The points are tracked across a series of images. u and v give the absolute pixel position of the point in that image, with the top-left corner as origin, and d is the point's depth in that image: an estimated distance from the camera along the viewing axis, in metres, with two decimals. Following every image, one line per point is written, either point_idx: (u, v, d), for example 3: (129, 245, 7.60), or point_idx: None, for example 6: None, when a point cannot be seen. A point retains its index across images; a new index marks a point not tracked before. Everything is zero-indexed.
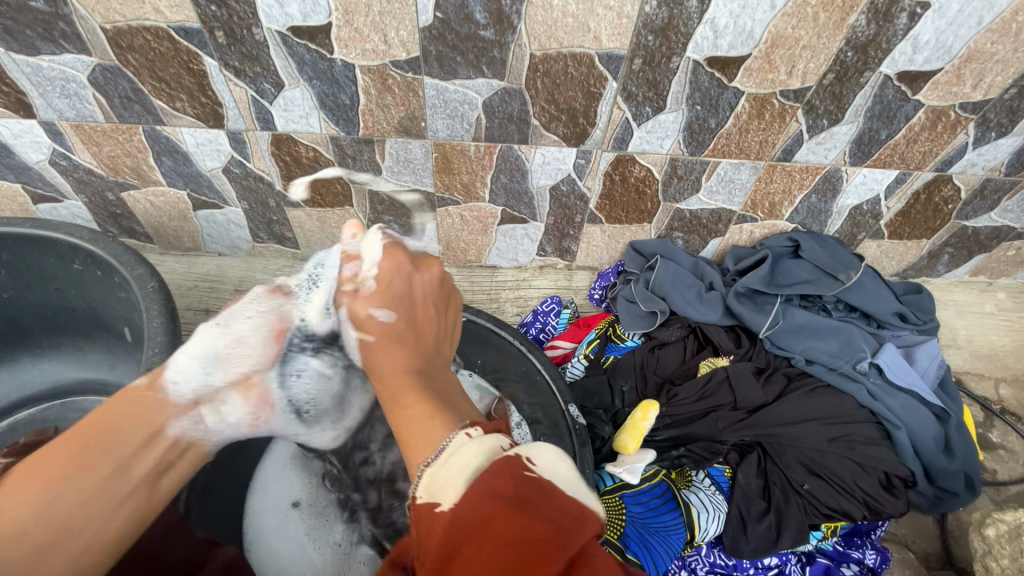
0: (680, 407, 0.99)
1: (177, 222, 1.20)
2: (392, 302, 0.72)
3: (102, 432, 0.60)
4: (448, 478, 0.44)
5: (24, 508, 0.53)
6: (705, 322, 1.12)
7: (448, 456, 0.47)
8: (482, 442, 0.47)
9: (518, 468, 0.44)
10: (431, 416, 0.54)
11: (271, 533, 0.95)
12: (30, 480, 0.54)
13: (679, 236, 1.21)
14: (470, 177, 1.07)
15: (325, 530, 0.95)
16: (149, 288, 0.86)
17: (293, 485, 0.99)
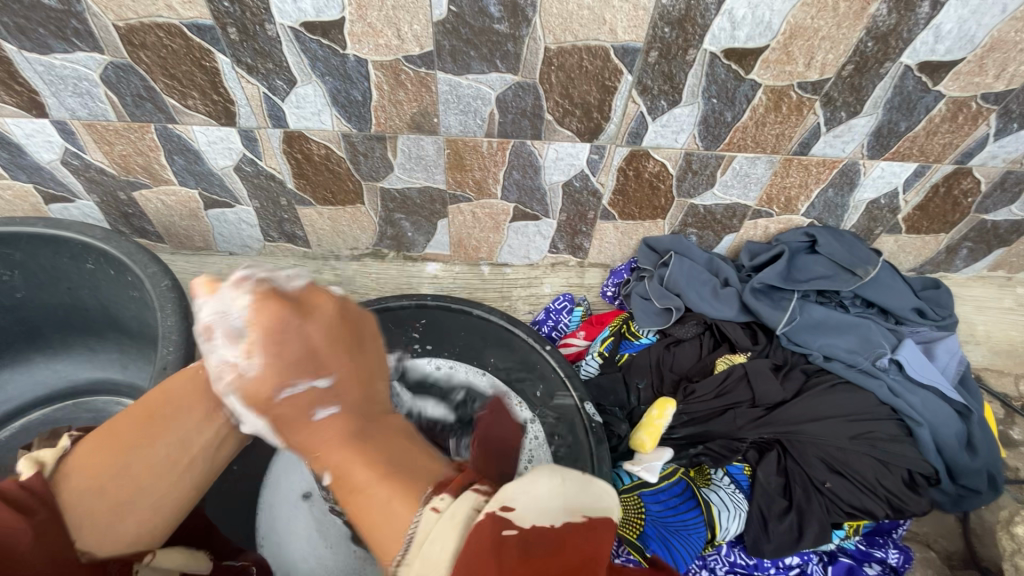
0: (698, 404, 0.98)
1: (188, 222, 1.20)
2: (317, 370, 0.64)
3: (167, 405, 0.67)
4: (433, 564, 0.46)
5: (98, 476, 0.60)
6: (720, 319, 1.11)
7: (420, 542, 0.49)
8: (453, 518, 0.49)
9: (501, 530, 0.46)
10: (397, 489, 0.57)
11: (284, 525, 0.95)
12: (94, 451, 0.62)
13: (693, 232, 1.19)
14: (483, 173, 1.06)
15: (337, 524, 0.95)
16: (163, 287, 0.86)
17: (306, 478, 0.98)
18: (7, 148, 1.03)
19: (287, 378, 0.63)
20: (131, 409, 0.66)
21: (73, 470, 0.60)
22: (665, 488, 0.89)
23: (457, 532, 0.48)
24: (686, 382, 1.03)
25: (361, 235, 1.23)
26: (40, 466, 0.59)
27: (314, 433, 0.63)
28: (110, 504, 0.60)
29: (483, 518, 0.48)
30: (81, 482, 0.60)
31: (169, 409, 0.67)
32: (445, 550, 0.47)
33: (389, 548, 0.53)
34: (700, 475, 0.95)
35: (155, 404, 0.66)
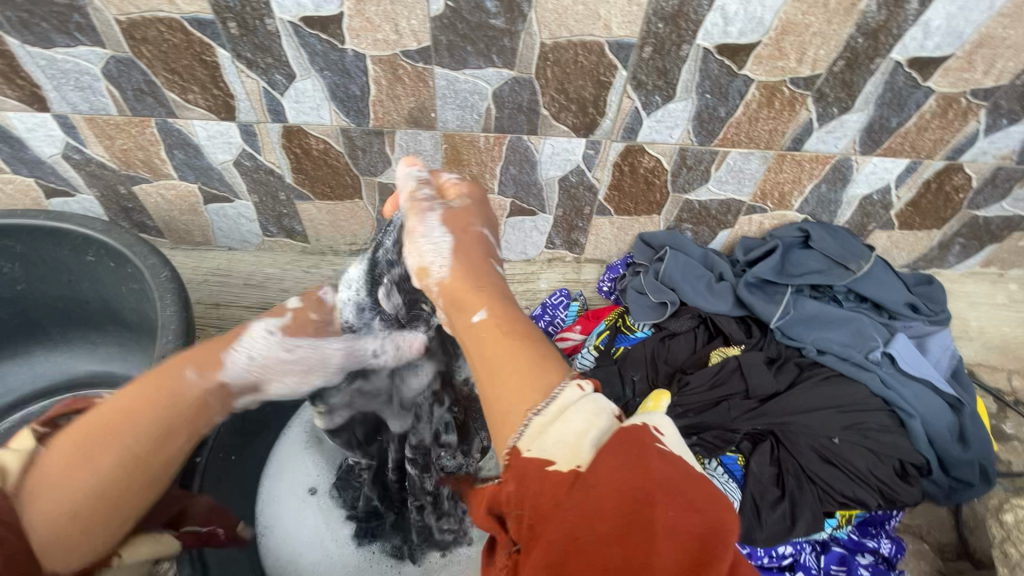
0: (692, 396, 0.99)
1: (187, 216, 1.21)
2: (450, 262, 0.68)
3: (134, 413, 0.61)
4: (569, 437, 0.48)
5: (71, 481, 0.57)
6: (715, 312, 1.12)
7: (562, 409, 0.50)
8: (596, 401, 0.51)
9: (653, 442, 0.47)
10: (520, 374, 0.56)
11: (289, 518, 0.94)
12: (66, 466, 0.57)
13: (688, 228, 1.21)
14: (480, 168, 1.07)
15: (341, 518, 0.96)
16: (163, 278, 0.87)
17: (309, 472, 0.98)
18: (9, 142, 1.04)
19: (484, 224, 0.73)
20: (114, 409, 0.60)
21: (52, 472, 0.58)
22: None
23: (597, 424, 0.49)
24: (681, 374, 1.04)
25: (359, 230, 1.24)
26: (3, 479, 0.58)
27: (483, 289, 0.66)
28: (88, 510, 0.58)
29: (633, 425, 0.49)
30: (56, 488, 0.57)
31: (148, 418, 0.61)
32: (593, 429, 0.48)
33: (510, 426, 0.52)
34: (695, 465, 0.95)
35: (137, 406, 0.61)
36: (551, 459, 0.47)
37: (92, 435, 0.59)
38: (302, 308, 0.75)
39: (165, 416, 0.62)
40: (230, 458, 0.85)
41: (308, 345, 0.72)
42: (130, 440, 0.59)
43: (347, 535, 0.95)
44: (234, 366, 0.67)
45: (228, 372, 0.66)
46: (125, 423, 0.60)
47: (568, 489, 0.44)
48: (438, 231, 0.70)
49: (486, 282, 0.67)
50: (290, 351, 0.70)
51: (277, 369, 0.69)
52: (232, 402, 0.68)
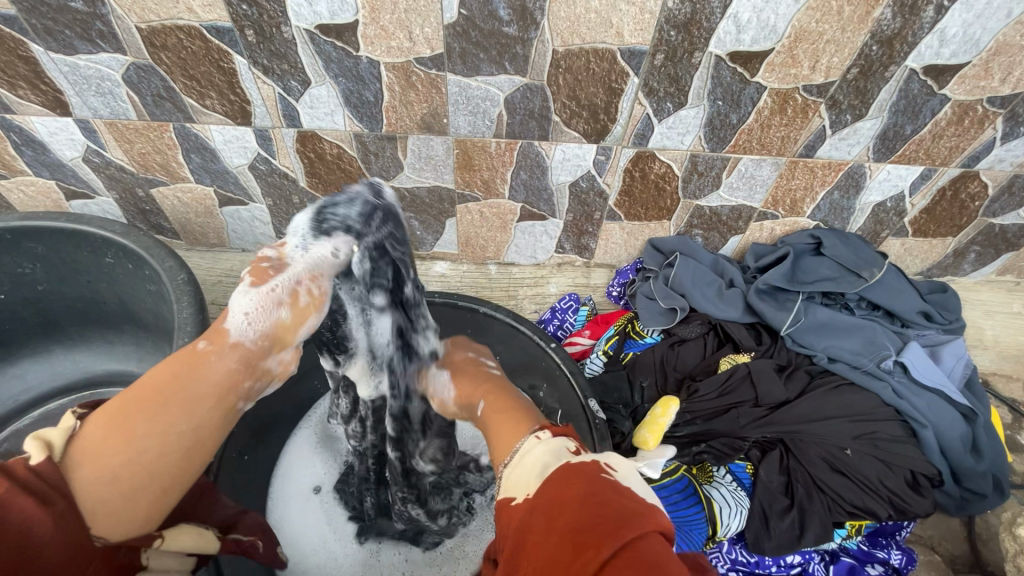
0: (701, 403, 0.98)
1: (203, 219, 1.22)
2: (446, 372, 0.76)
3: (170, 388, 0.56)
4: (522, 478, 0.51)
5: (111, 455, 0.52)
6: (725, 319, 1.11)
7: (521, 457, 0.54)
8: (553, 443, 0.53)
9: (597, 472, 0.47)
10: (506, 430, 0.61)
11: (297, 516, 0.97)
12: (109, 438, 0.52)
13: (699, 234, 1.21)
14: (491, 174, 1.08)
15: (346, 516, 0.98)
16: (179, 280, 0.88)
17: (316, 472, 1.01)
18: (32, 146, 1.06)
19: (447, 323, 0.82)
20: (145, 387, 0.55)
21: (90, 449, 0.52)
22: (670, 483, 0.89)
23: (551, 458, 0.51)
24: (690, 380, 1.04)
25: None
26: (51, 448, 0.51)
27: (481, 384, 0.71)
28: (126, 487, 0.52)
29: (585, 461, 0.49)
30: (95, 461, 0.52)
31: (179, 396, 0.55)
32: (543, 461, 0.51)
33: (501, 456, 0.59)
34: (703, 472, 0.95)
35: (164, 382, 0.56)
36: (512, 495, 0.51)
37: (130, 413, 0.54)
38: (257, 261, 0.61)
39: (197, 389, 0.56)
40: (243, 456, 0.88)
41: (285, 282, 0.60)
42: (175, 413, 0.55)
43: (352, 532, 0.97)
44: (238, 327, 0.59)
45: (236, 332, 0.59)
46: (166, 400, 0.55)
47: (518, 510, 0.48)
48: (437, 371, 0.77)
49: (484, 381, 0.72)
50: (284, 308, 0.60)
51: (282, 326, 0.60)
52: (257, 361, 0.61)
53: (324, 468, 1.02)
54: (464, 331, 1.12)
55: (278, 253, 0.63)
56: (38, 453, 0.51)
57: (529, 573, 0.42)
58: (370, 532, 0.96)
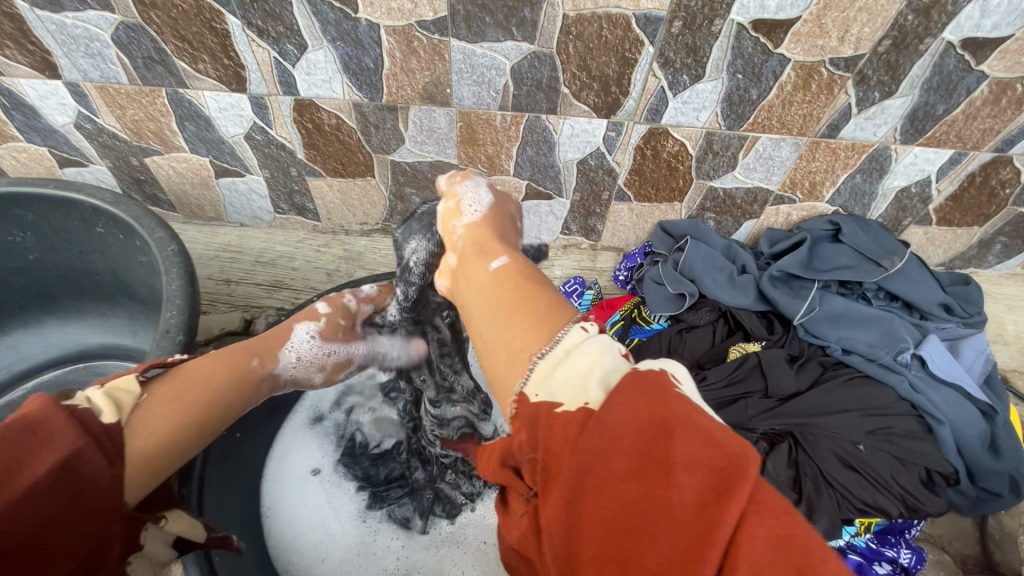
0: (709, 391, 0.93)
1: (199, 191, 1.19)
2: (475, 214, 0.65)
3: (212, 382, 0.66)
4: (575, 380, 0.43)
5: (174, 419, 0.60)
6: (736, 306, 1.06)
7: (568, 351, 0.46)
8: (601, 339, 0.47)
9: (671, 386, 0.40)
10: (528, 319, 0.51)
11: (296, 499, 0.95)
12: (167, 415, 0.59)
13: (711, 217, 1.16)
14: (495, 149, 1.04)
15: (350, 496, 0.97)
16: (169, 252, 0.85)
17: (315, 455, 0.99)
18: (23, 110, 1.03)
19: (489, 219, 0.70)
20: (197, 379, 0.65)
21: (154, 413, 0.59)
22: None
23: (605, 361, 0.44)
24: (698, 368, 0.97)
25: (371, 209, 1.22)
26: (120, 410, 0.56)
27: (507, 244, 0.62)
28: (159, 469, 0.58)
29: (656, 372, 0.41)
30: (157, 424, 0.58)
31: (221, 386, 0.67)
32: (599, 366, 0.43)
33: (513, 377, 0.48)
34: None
35: (215, 377, 0.67)
36: (558, 402, 0.42)
37: (175, 394, 0.61)
38: (331, 312, 0.79)
39: (231, 401, 0.67)
40: (236, 435, 0.86)
41: (343, 348, 0.79)
42: (207, 398, 0.64)
43: (360, 510, 0.96)
44: (286, 361, 0.75)
45: (281, 364, 0.75)
46: (207, 391, 0.65)
47: (577, 428, 0.40)
48: (478, 194, 0.67)
49: (506, 240, 0.63)
50: (326, 368, 0.79)
51: (309, 380, 0.79)
52: (274, 391, 0.76)
53: (322, 451, 1.00)
54: None
55: (357, 308, 0.82)
56: (111, 413, 0.55)
57: (610, 518, 0.36)
58: (378, 505, 0.96)
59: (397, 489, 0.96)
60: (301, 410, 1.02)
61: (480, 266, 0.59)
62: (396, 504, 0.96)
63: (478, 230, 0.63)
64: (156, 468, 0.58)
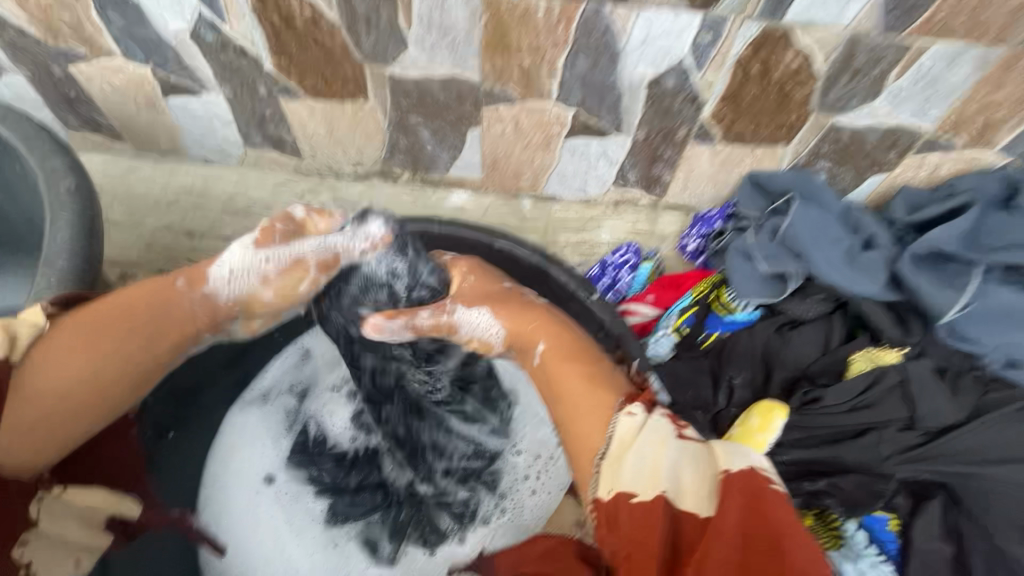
0: (822, 418, 0.66)
1: (147, 114, 0.92)
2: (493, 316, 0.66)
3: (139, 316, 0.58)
4: (643, 476, 0.49)
5: (82, 355, 0.54)
6: (857, 295, 0.76)
7: (625, 447, 0.51)
8: (653, 429, 0.51)
9: (756, 480, 0.47)
10: (581, 396, 0.57)
11: (239, 513, 0.75)
12: (69, 351, 0.54)
13: (825, 166, 0.85)
14: (534, 60, 0.73)
15: (310, 509, 0.76)
16: (63, 192, 0.60)
17: (266, 457, 0.78)
18: None
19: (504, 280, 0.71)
20: (107, 312, 0.57)
21: (60, 346, 0.54)
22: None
23: (665, 454, 0.50)
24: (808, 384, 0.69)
25: (366, 145, 0.93)
26: (14, 343, 0.51)
27: (539, 321, 0.65)
28: (66, 407, 0.54)
29: (740, 471, 0.48)
30: (59, 363, 0.53)
31: (149, 323, 0.59)
32: (664, 462, 0.49)
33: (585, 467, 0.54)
34: (826, 526, 0.65)
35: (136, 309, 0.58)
36: (632, 491, 0.48)
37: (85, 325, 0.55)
38: (269, 220, 0.67)
39: (156, 329, 0.59)
40: (167, 434, 0.70)
41: (283, 253, 0.66)
42: (128, 338, 0.57)
43: (320, 527, 0.76)
44: (220, 280, 0.64)
45: (214, 284, 0.64)
46: (120, 321, 0.57)
47: (655, 515, 0.47)
48: (471, 314, 0.66)
49: (534, 316, 0.65)
50: (271, 280, 0.66)
51: (256, 296, 0.66)
52: (218, 321, 0.65)
53: (278, 452, 0.79)
54: None
55: (306, 219, 0.69)
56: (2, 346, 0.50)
57: None
58: (343, 522, 0.76)
59: (365, 499, 0.75)
60: (253, 393, 0.81)
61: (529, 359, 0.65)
62: (365, 520, 0.76)
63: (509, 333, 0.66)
64: (58, 411, 0.53)
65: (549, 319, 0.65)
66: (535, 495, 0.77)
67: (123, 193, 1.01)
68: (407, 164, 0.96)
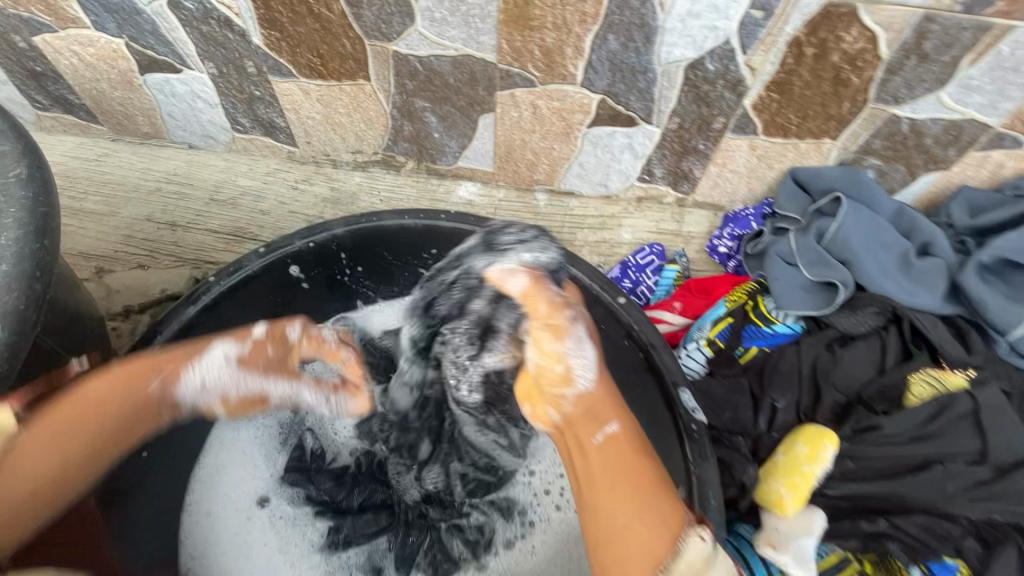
0: (881, 450, 0.59)
1: (123, 93, 0.83)
2: (591, 363, 0.51)
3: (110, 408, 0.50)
4: None
5: (54, 455, 0.47)
6: (918, 309, 0.70)
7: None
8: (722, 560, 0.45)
9: None
10: (639, 505, 0.47)
11: (228, 542, 0.68)
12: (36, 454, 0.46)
13: (875, 163, 0.76)
14: (557, 37, 0.64)
15: (307, 532, 0.69)
16: (11, 180, 0.52)
17: (256, 477, 0.71)
18: None
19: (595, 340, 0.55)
20: (82, 404, 0.49)
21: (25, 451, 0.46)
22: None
23: None
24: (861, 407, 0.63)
25: (366, 131, 0.85)
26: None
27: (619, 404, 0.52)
28: (22, 510, 0.46)
29: None
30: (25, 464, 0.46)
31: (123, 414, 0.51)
32: None
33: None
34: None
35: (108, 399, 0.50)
36: None
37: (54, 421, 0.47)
38: (262, 339, 0.56)
39: (129, 422, 0.51)
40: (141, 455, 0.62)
41: (256, 385, 0.56)
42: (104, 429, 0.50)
43: (318, 553, 0.68)
44: (190, 390, 0.54)
45: (187, 389, 0.54)
46: (93, 414, 0.49)
47: None
48: (588, 345, 0.52)
49: (611, 398, 0.53)
50: (229, 401, 0.56)
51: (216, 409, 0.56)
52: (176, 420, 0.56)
53: (270, 470, 0.71)
54: None
55: (298, 344, 0.58)
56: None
57: None
58: (345, 547, 0.68)
59: (370, 521, 0.68)
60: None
61: (585, 432, 0.50)
62: (371, 544, 0.68)
63: (594, 391, 0.52)
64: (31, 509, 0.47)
65: (614, 404, 0.53)
66: (555, 520, 0.69)
67: (99, 179, 0.91)
68: (412, 153, 0.88)
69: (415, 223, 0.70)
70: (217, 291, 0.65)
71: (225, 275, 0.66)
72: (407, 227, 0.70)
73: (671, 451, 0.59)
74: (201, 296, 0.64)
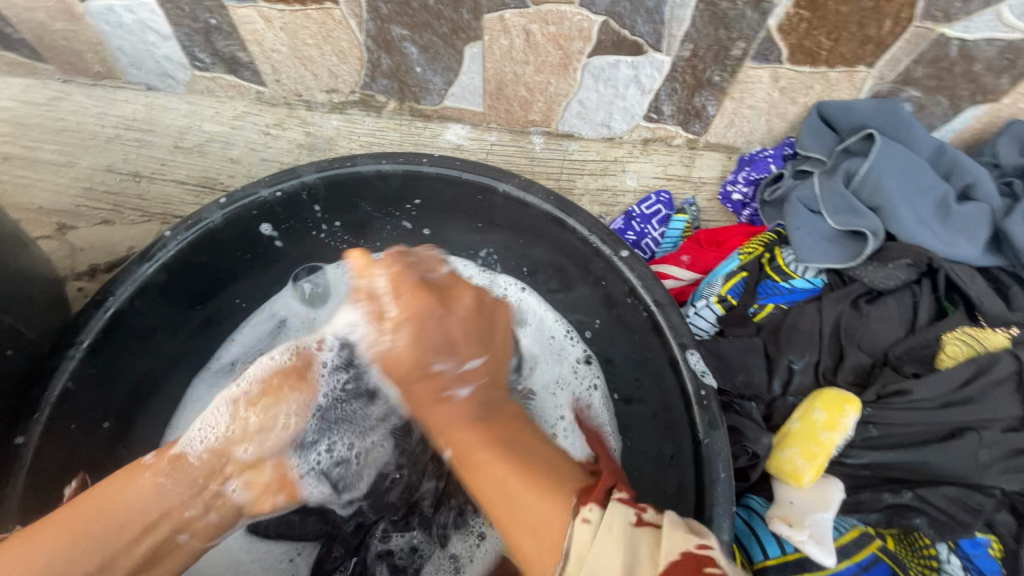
0: (903, 415, 0.57)
1: (64, 24, 0.74)
2: (461, 352, 0.52)
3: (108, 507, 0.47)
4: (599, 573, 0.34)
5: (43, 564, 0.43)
6: (952, 260, 0.64)
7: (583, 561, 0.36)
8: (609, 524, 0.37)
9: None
10: (533, 476, 0.42)
11: None
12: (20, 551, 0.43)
13: (915, 95, 0.67)
14: None
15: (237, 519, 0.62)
16: None
17: None
18: None
19: (467, 355, 0.52)
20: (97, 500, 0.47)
21: (8, 554, 0.42)
22: (852, 575, 0.51)
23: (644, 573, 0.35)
24: (888, 371, 0.60)
25: (339, 67, 0.76)
26: None
27: (505, 399, 0.52)
28: None
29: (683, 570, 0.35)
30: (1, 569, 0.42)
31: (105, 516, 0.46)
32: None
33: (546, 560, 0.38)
34: (912, 550, 0.55)
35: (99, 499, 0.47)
36: None
37: (59, 530, 0.44)
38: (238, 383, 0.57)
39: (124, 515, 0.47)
40: (104, 424, 0.59)
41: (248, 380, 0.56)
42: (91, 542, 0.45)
43: (248, 541, 0.62)
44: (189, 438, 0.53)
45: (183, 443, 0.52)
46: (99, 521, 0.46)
47: None
48: (397, 329, 0.53)
49: (483, 384, 0.52)
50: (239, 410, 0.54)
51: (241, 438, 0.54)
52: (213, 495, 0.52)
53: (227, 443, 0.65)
54: (475, 225, 0.68)
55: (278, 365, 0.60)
56: None
57: None
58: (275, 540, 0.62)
59: (296, 526, 0.62)
60: (221, 363, 0.70)
61: (446, 409, 0.49)
62: (304, 541, 0.62)
63: (466, 403, 0.50)
64: None
65: (521, 428, 0.48)
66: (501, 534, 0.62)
67: (52, 126, 0.83)
68: (392, 91, 0.79)
69: (391, 168, 0.61)
70: (175, 248, 0.58)
71: (183, 229, 0.58)
72: (384, 173, 0.62)
73: (677, 413, 0.54)
74: (157, 254, 0.58)
